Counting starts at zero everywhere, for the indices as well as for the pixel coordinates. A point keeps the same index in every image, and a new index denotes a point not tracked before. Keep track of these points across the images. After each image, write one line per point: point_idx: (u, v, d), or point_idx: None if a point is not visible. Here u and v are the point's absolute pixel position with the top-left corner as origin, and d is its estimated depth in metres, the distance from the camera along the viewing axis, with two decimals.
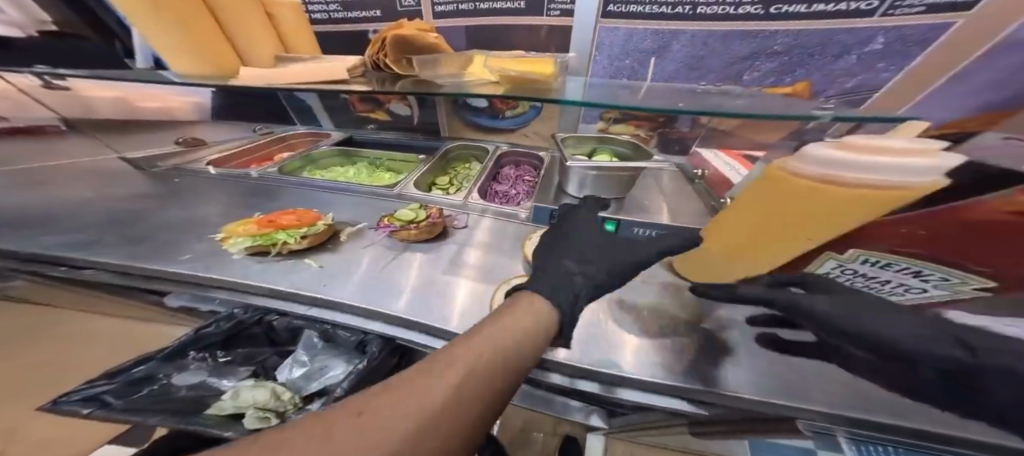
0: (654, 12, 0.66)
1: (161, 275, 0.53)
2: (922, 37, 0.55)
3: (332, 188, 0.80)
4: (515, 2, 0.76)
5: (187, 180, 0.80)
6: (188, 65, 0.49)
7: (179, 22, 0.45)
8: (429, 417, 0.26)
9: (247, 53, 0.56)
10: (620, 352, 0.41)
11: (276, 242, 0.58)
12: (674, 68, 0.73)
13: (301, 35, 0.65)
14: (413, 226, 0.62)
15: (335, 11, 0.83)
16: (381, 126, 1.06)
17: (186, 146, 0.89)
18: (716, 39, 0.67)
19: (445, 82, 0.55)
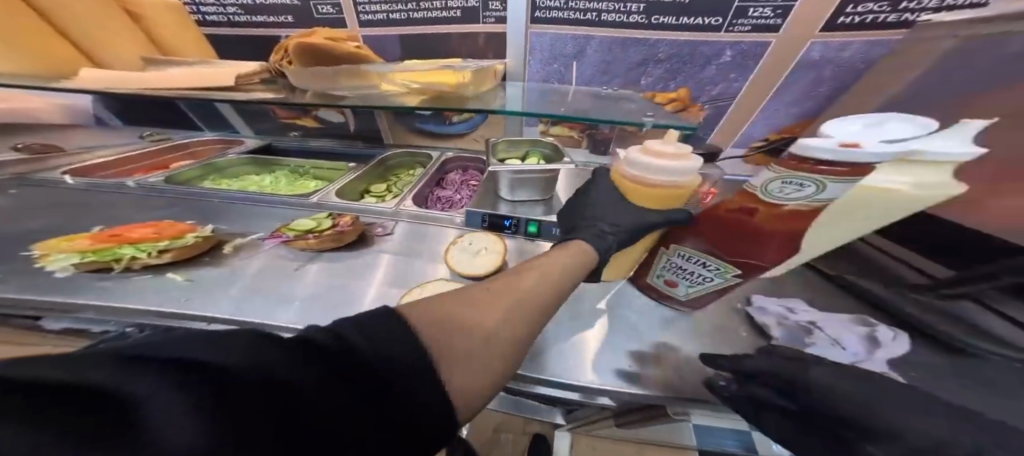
0: (571, 17, 0.67)
1: (49, 306, 0.51)
2: (755, 51, 0.62)
3: (259, 200, 0.77)
4: (451, 11, 0.76)
5: (76, 194, 0.78)
6: (32, 63, 0.50)
7: None
8: (520, 309, 0.32)
9: (109, 51, 0.56)
10: (574, 363, 0.45)
11: (122, 258, 0.56)
12: (591, 72, 0.74)
13: (167, 31, 0.66)
14: (312, 235, 0.60)
15: (234, 15, 0.80)
16: (306, 133, 1.02)
17: (34, 153, 0.84)
18: (627, 48, 0.68)
19: (352, 94, 0.52)
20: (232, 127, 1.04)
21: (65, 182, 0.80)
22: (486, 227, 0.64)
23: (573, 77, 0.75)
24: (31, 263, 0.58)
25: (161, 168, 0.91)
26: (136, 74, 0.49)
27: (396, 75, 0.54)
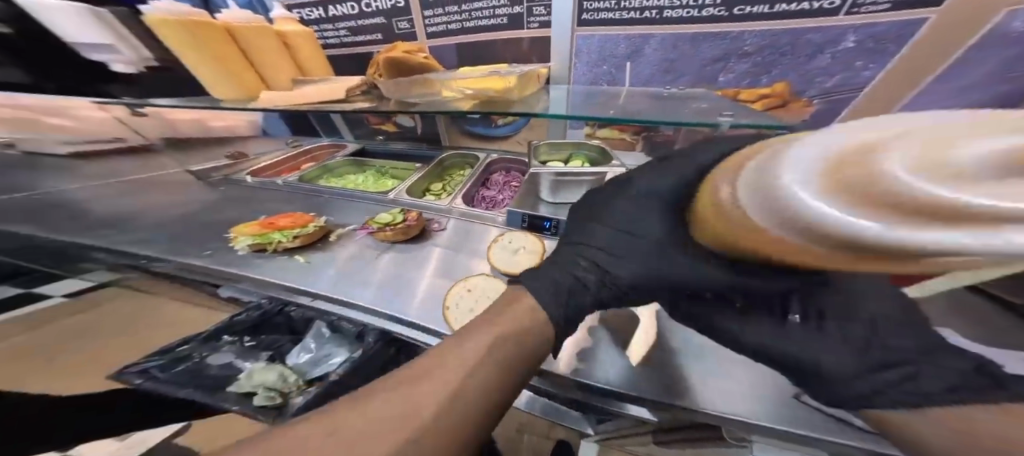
0: (625, 17, 0.68)
1: (204, 271, 0.69)
2: (898, 34, 0.53)
3: (346, 195, 0.92)
4: (498, 18, 0.81)
5: (229, 187, 1.02)
6: (224, 90, 0.59)
7: (210, 51, 0.54)
8: (443, 403, 0.28)
9: (271, 79, 0.64)
10: (608, 368, 0.44)
11: (273, 241, 0.70)
12: (650, 72, 0.74)
13: (315, 58, 0.73)
14: (390, 228, 0.68)
15: (345, 37, 0.95)
16: (389, 136, 1.16)
17: (234, 158, 1.05)
18: (691, 44, 0.67)
19: (421, 101, 0.60)
20: (339, 134, 1.20)
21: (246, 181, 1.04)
22: (525, 227, 0.67)
23: (628, 78, 0.75)
24: (188, 237, 0.77)
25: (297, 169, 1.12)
26: (292, 94, 0.60)
27: (452, 81, 0.59)
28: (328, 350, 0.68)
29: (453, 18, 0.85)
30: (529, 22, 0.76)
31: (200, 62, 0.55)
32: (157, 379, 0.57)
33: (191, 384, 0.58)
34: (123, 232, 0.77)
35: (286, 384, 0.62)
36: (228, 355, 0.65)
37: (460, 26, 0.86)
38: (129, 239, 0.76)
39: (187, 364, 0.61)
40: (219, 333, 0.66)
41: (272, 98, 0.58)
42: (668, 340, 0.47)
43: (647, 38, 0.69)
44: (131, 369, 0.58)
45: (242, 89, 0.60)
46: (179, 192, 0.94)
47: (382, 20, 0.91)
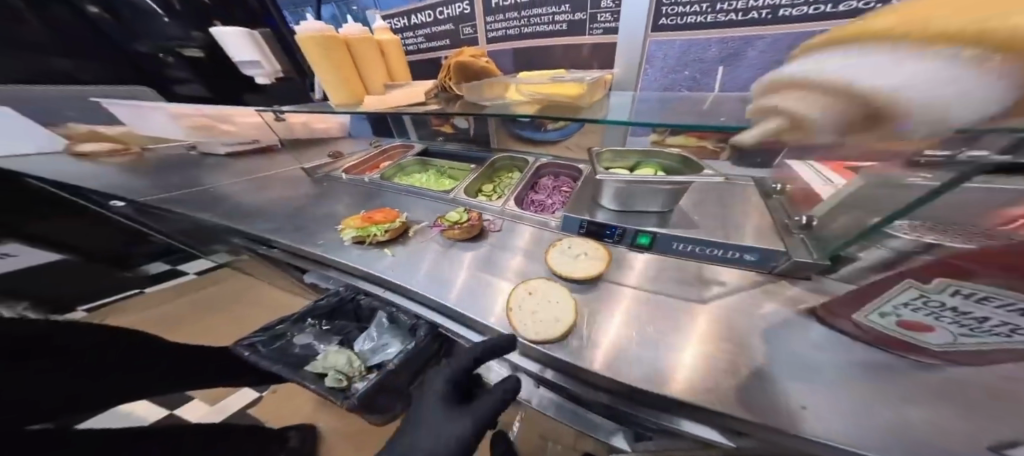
0: (715, 20, 0.64)
1: (297, 251, 0.80)
2: None
3: (412, 191, 1.01)
4: (559, 25, 0.82)
5: (331, 184, 1.12)
6: (338, 92, 0.88)
7: (333, 65, 0.83)
8: None
9: (369, 83, 0.93)
10: (664, 369, 0.43)
11: (371, 234, 0.74)
12: (751, 76, 0.67)
13: (398, 64, 0.99)
14: (457, 226, 0.72)
15: (421, 43, 1.13)
16: (448, 138, 1.24)
17: (334, 159, 1.25)
18: (809, 43, 0.59)
19: (491, 104, 0.67)
20: (407, 134, 1.32)
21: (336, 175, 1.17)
22: (583, 233, 0.67)
23: (718, 83, 0.71)
24: (281, 222, 0.89)
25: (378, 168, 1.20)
26: (385, 97, 0.84)
27: (522, 86, 0.61)
28: (385, 340, 0.77)
29: (512, 25, 0.90)
30: (592, 28, 0.76)
31: (326, 72, 0.84)
32: (260, 353, 0.69)
33: (281, 361, 0.69)
34: (238, 217, 0.93)
35: (350, 369, 0.71)
36: (308, 335, 0.77)
37: (523, 33, 0.89)
38: (242, 221, 0.91)
39: (280, 342, 0.73)
40: (304, 316, 0.76)
41: (372, 101, 0.82)
42: (726, 346, 0.45)
43: (754, 40, 0.63)
44: (242, 344, 0.70)
45: (352, 93, 0.89)
46: (289, 188, 1.10)
47: (452, 27, 1.02)
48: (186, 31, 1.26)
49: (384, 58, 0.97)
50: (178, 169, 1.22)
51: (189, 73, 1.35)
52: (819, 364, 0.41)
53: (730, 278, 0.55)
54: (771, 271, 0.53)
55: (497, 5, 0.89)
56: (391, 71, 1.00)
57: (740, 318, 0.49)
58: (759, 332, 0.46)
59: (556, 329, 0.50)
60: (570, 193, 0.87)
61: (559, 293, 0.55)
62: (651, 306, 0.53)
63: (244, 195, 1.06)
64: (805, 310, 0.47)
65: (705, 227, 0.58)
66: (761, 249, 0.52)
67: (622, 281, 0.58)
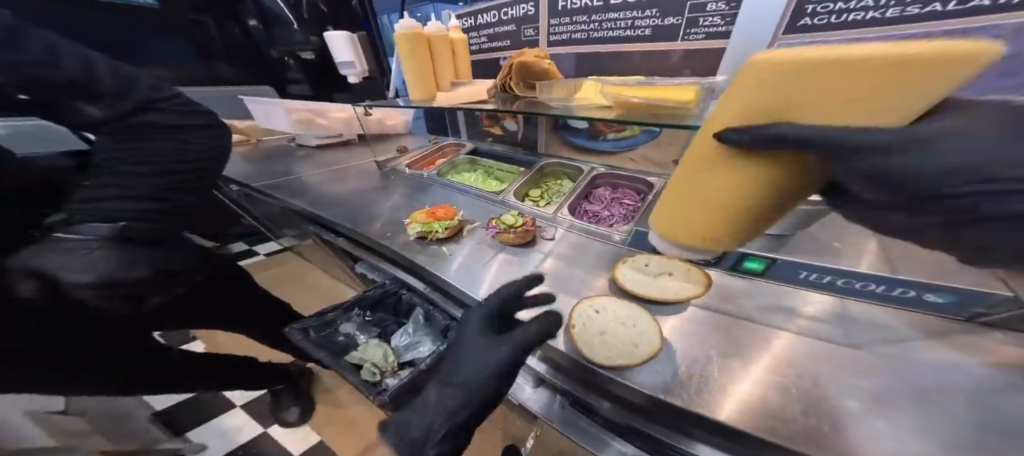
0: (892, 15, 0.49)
1: (355, 236, 0.85)
2: None
3: (462, 190, 1.01)
4: (639, 30, 0.77)
5: (395, 178, 1.17)
6: (415, 87, 0.97)
7: (414, 58, 0.90)
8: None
9: (441, 79, 1.00)
10: (712, 394, 0.38)
11: (434, 231, 0.74)
12: None
13: (463, 60, 1.05)
14: (511, 231, 0.69)
15: (483, 44, 1.16)
16: (495, 140, 1.25)
17: (400, 154, 1.32)
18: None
19: (556, 105, 0.64)
20: (460, 133, 1.35)
21: (398, 169, 1.22)
22: (658, 250, 0.61)
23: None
24: (348, 209, 0.95)
25: (434, 164, 1.24)
26: (456, 94, 0.90)
27: (606, 88, 0.57)
28: (419, 337, 0.76)
29: (579, 28, 0.87)
30: (690, 33, 0.70)
31: (409, 65, 0.92)
32: (310, 338, 0.71)
33: (326, 348, 0.70)
34: (311, 201, 1.02)
35: (386, 364, 0.69)
36: (352, 325, 0.79)
37: (595, 36, 0.85)
38: (313, 205, 0.99)
39: (327, 330, 0.75)
40: (354, 305, 0.78)
41: (442, 98, 0.91)
42: (782, 372, 0.39)
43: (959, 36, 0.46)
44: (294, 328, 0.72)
45: (427, 90, 0.96)
46: (353, 178, 1.18)
47: (513, 28, 1.02)
48: (307, 36, 1.57)
49: (455, 56, 1.04)
50: (277, 159, 1.43)
51: (302, 75, 1.65)
52: (977, 418, 0.31)
53: (891, 319, 0.43)
54: (966, 319, 0.40)
55: (563, 8, 0.88)
56: (457, 68, 1.07)
57: (839, 351, 0.40)
58: (881, 370, 0.37)
59: (637, 356, 0.43)
60: (633, 206, 0.80)
61: (642, 316, 0.49)
62: (736, 331, 0.45)
63: (315, 182, 1.16)
64: (1005, 365, 0.35)
65: (846, 253, 0.47)
66: (949, 287, 0.38)
67: (723, 309, 0.49)
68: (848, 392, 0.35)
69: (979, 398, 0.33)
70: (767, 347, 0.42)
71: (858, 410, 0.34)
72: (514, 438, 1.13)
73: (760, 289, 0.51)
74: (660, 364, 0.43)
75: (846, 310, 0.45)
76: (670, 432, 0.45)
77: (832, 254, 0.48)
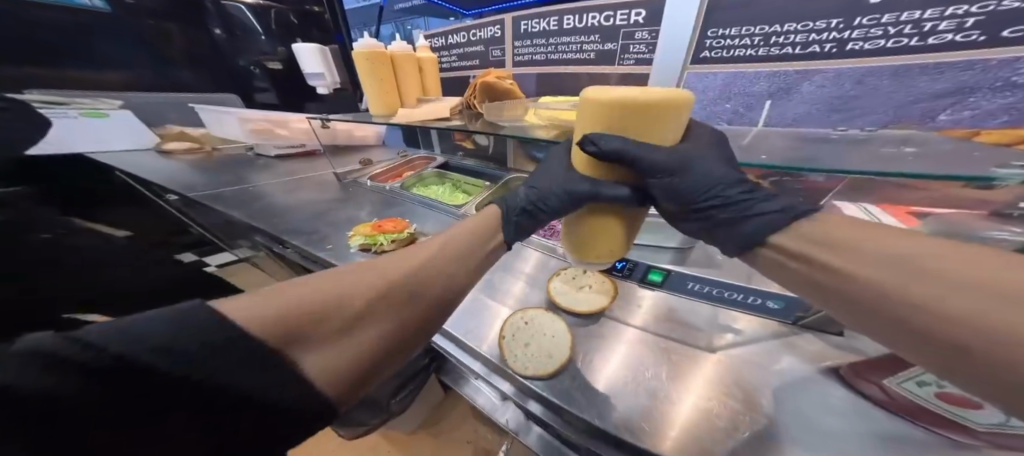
0: (762, 54, 0.62)
1: (307, 250, 0.83)
2: None
3: (426, 202, 1.03)
4: (586, 54, 0.83)
5: (356, 190, 1.18)
6: (377, 103, 0.98)
7: (376, 78, 0.92)
8: None
9: (406, 95, 1.02)
10: (660, 424, 0.40)
11: (377, 243, 0.81)
12: (804, 110, 0.62)
13: (431, 77, 1.08)
14: None
15: (453, 62, 1.20)
16: (466, 153, 1.27)
17: (365, 166, 1.31)
18: (879, 78, 0.55)
19: (506, 124, 0.67)
20: (431, 147, 1.37)
21: (363, 181, 1.21)
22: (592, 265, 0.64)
23: (763, 117, 0.66)
24: (303, 223, 0.95)
25: (401, 176, 1.25)
26: (418, 111, 0.93)
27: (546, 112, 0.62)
28: None
29: (540, 50, 0.93)
30: (623, 58, 0.77)
31: (369, 84, 0.94)
32: None
33: None
34: (266, 215, 1.00)
35: None
36: None
37: (553, 58, 0.90)
38: (269, 220, 0.97)
39: None
40: None
41: (405, 114, 0.93)
42: (716, 393, 0.42)
43: (810, 73, 0.59)
44: None
45: (389, 105, 0.98)
46: (317, 191, 1.17)
47: (482, 49, 1.07)
48: (273, 47, 1.52)
49: (422, 73, 1.06)
50: (234, 169, 1.37)
51: (268, 84, 1.58)
52: (814, 428, 0.37)
53: (759, 327, 0.49)
54: (794, 323, 0.48)
55: (526, 31, 0.93)
56: (425, 83, 1.09)
57: (722, 364, 0.45)
58: (748, 381, 0.43)
59: (549, 366, 0.50)
60: None
61: (561, 327, 0.55)
62: (635, 345, 0.51)
63: (275, 195, 1.14)
64: (830, 367, 0.42)
65: (726, 268, 0.54)
66: (783, 295, 0.46)
67: (622, 318, 0.56)
68: (723, 405, 0.41)
69: (807, 406, 0.39)
70: (665, 359, 0.48)
71: (724, 425, 0.39)
72: (483, 451, 1.13)
73: (658, 300, 0.56)
74: (568, 373, 0.49)
75: (738, 321, 0.50)
76: (602, 446, 0.46)
77: (713, 266, 0.54)
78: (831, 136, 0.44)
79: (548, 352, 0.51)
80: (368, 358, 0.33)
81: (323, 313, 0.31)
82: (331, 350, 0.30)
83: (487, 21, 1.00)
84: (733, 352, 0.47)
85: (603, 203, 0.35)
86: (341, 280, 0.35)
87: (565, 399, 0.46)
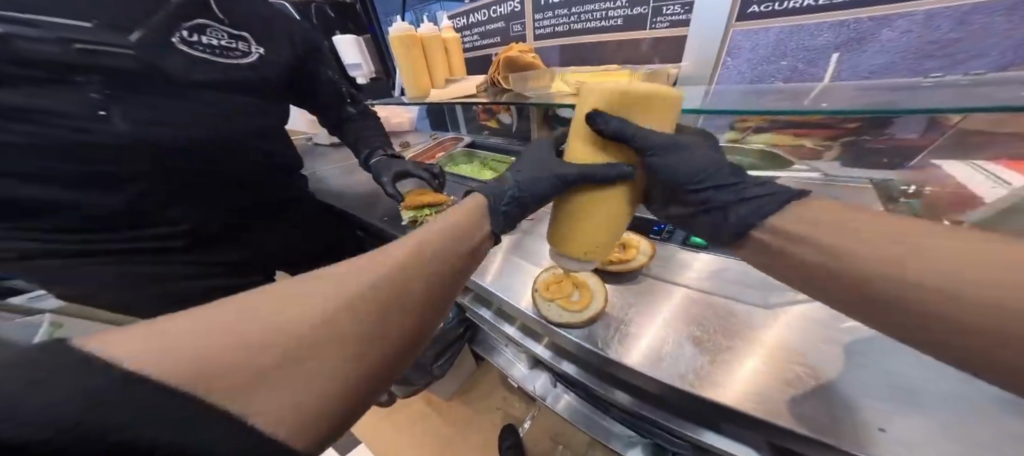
0: (824, 3, 0.51)
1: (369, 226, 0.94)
2: None
3: (457, 181, 1.11)
4: (612, 20, 0.79)
5: None
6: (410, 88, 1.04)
7: (410, 63, 0.98)
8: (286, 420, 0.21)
9: (437, 78, 1.07)
10: (716, 372, 0.40)
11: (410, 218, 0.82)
12: (882, 62, 0.51)
13: (458, 58, 1.10)
14: None
15: (476, 41, 1.21)
16: (493, 133, 1.32)
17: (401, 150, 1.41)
18: (988, 16, 0.42)
19: (532, 94, 0.70)
20: (459, 128, 1.43)
21: None
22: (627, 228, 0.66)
23: (827, 74, 0.55)
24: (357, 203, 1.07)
25: (434, 157, 1.32)
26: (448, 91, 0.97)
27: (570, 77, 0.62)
28: None
29: (562, 21, 0.90)
30: (655, 23, 0.70)
31: (405, 70, 1.01)
32: None
33: None
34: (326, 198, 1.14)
35: None
36: None
37: (577, 28, 0.88)
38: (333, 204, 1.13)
39: None
40: None
41: (439, 94, 0.98)
42: (776, 346, 0.41)
43: (889, 18, 0.47)
44: None
45: (422, 89, 1.04)
46: (361, 173, 1.29)
47: (503, 25, 1.07)
48: None
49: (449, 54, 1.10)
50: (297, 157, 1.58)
51: None
52: (891, 380, 0.35)
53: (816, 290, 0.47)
54: None
55: (547, 2, 0.91)
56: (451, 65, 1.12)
57: (782, 320, 0.44)
58: (821, 337, 0.41)
59: (581, 318, 0.51)
60: None
61: (596, 282, 0.56)
62: (685, 303, 0.50)
63: (328, 178, 1.28)
64: None
65: None
66: None
67: (668, 278, 0.55)
68: (783, 362, 0.39)
69: (876, 362, 0.37)
70: (718, 316, 0.47)
71: (781, 375, 0.38)
72: (512, 417, 1.20)
73: (698, 263, 0.56)
74: (604, 327, 0.50)
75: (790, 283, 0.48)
76: (649, 408, 0.50)
77: None
78: (922, 84, 0.42)
79: (583, 305, 0.53)
80: (357, 388, 0.25)
81: (274, 355, 0.22)
82: (303, 391, 0.22)
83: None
84: (793, 309, 0.45)
85: (603, 182, 0.36)
86: (279, 302, 0.25)
87: (609, 349, 0.47)
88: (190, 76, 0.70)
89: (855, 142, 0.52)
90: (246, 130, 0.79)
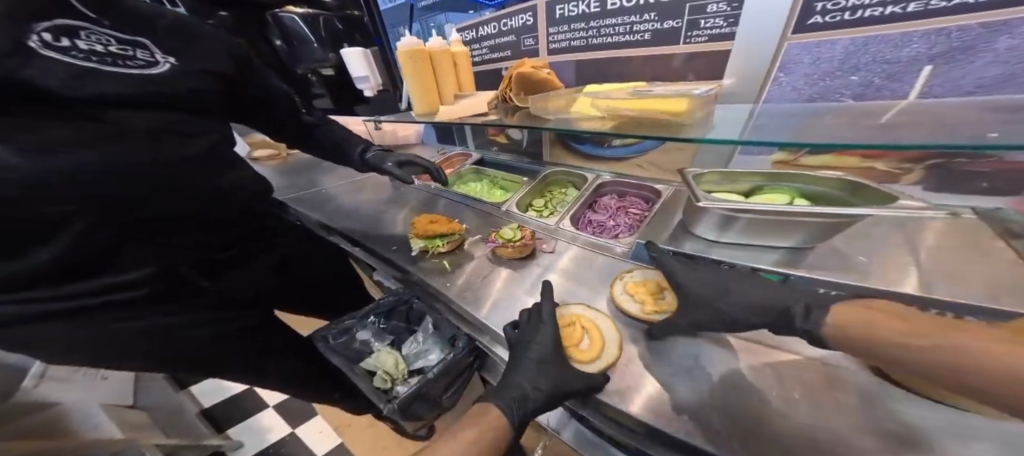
0: (914, 10, 0.45)
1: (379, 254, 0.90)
2: None
3: (468, 202, 1.07)
4: (638, 34, 0.73)
5: (403, 189, 1.24)
6: (418, 105, 1.01)
7: (419, 79, 0.94)
8: None
9: (445, 94, 1.04)
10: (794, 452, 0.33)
11: (431, 247, 0.80)
12: (997, 74, 0.44)
13: (468, 74, 1.07)
14: (510, 245, 0.73)
15: (485, 54, 1.17)
16: (501, 148, 1.28)
17: None
18: None
19: (554, 119, 0.65)
20: (467, 143, 1.39)
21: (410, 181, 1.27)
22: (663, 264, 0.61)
23: (918, 88, 0.49)
24: (365, 224, 1.04)
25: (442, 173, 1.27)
26: (455, 110, 0.93)
27: (599, 101, 0.58)
28: (426, 346, 0.97)
29: (578, 35, 0.86)
30: (691, 36, 0.65)
31: (413, 87, 0.97)
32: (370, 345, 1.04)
33: (341, 354, 0.92)
34: (332, 220, 1.10)
35: (398, 371, 0.91)
36: (368, 332, 1.00)
37: (596, 43, 0.83)
38: (339, 223, 1.07)
39: (349, 343, 0.96)
40: (381, 312, 1.01)
41: (445, 112, 0.95)
42: (867, 423, 0.34)
43: (1011, 23, 0.40)
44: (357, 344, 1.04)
45: (429, 104, 0.99)
46: (367, 192, 1.25)
47: (514, 38, 1.03)
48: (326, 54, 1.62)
49: (457, 69, 1.06)
50: (304, 172, 1.56)
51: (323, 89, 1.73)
52: None
53: None
54: None
55: (562, 16, 0.87)
56: (460, 80, 1.08)
57: (846, 379, 0.39)
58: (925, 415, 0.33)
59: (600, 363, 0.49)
60: (640, 215, 0.79)
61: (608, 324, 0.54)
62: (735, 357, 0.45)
63: (333, 198, 1.24)
64: None
65: (868, 273, 0.43)
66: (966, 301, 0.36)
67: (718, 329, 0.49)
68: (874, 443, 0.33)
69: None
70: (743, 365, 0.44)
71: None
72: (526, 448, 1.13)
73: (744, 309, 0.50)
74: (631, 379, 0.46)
75: None
76: None
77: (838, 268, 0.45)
78: None
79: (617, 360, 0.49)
80: None
81: None
82: None
83: (518, 8, 0.96)
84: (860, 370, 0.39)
85: None
86: None
87: (653, 410, 0.42)
88: (75, 90, 0.52)
89: (945, 165, 0.47)
90: (185, 154, 0.67)
